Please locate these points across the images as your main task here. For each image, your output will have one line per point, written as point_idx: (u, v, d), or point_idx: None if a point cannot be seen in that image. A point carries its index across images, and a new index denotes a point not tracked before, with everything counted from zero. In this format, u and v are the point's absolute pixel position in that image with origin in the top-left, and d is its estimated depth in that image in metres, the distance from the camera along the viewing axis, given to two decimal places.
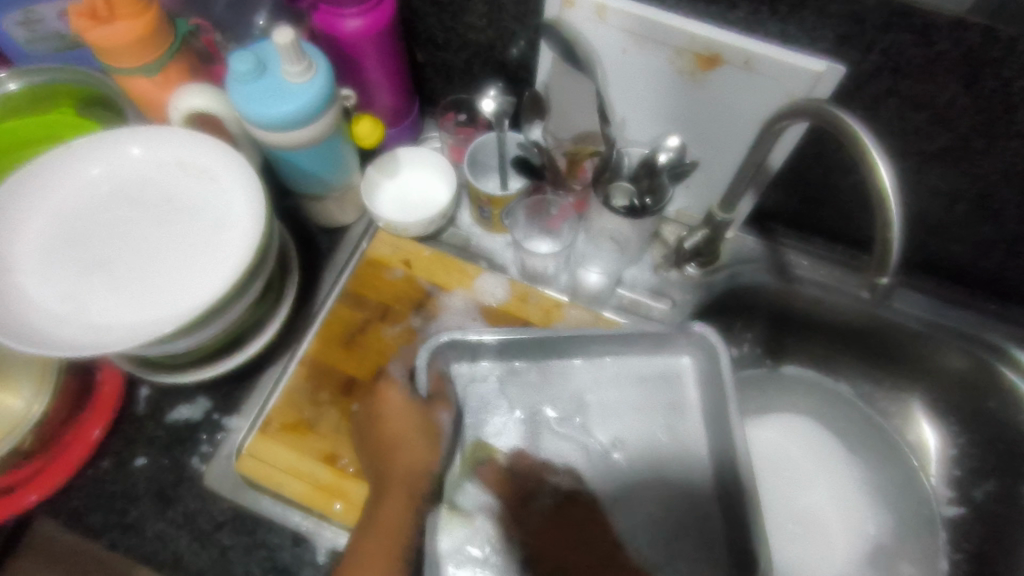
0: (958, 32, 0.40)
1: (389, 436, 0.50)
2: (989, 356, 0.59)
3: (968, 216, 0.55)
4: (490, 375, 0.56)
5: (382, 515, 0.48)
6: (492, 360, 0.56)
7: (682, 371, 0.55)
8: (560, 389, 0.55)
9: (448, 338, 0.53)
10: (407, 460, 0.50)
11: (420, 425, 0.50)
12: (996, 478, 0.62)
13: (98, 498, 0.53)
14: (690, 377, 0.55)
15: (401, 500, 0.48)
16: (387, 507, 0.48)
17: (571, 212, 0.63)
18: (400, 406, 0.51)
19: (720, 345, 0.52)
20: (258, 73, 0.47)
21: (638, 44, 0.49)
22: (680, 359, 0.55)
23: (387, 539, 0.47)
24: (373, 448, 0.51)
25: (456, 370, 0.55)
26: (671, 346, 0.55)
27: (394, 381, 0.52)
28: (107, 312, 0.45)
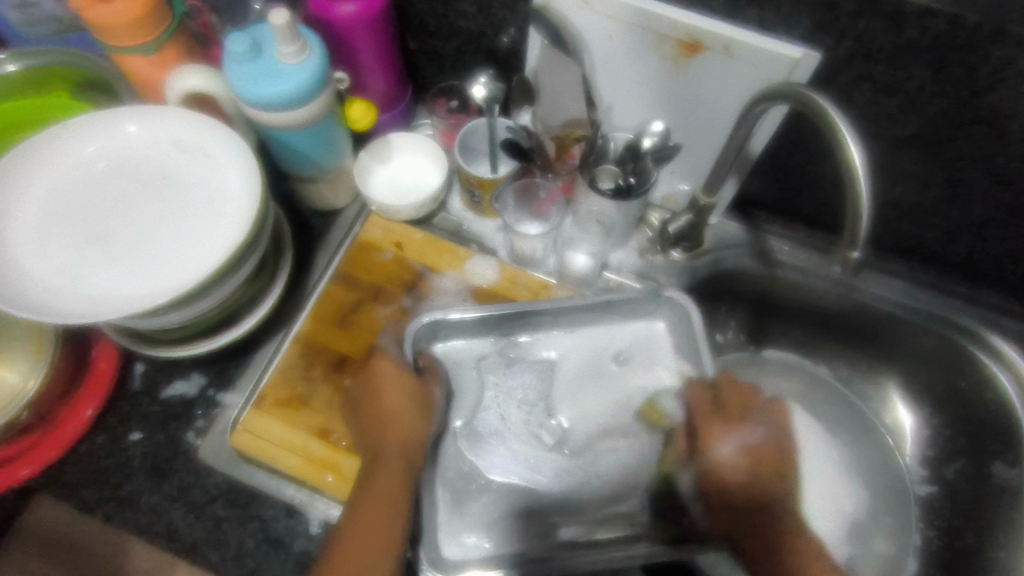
0: (926, 19, 0.42)
1: (385, 407, 0.51)
2: (960, 338, 0.62)
3: (937, 201, 0.57)
4: (473, 352, 0.59)
5: (378, 487, 0.48)
6: (482, 338, 0.59)
7: (657, 336, 0.60)
8: (543, 365, 0.59)
9: (429, 318, 0.56)
10: (401, 429, 0.50)
11: (419, 399, 0.53)
12: (965, 456, 0.65)
13: (92, 472, 0.54)
14: (664, 339, 0.59)
15: (398, 474, 0.49)
16: (382, 480, 0.48)
17: (559, 196, 0.64)
18: (395, 376, 0.52)
19: (688, 303, 0.56)
20: (254, 53, 0.49)
21: (623, 31, 0.51)
22: (652, 329, 0.60)
23: (382, 508, 0.47)
24: (363, 423, 0.51)
25: (440, 351, 0.58)
26: (644, 313, 0.59)
27: (388, 354, 0.53)
28: (103, 283, 0.46)
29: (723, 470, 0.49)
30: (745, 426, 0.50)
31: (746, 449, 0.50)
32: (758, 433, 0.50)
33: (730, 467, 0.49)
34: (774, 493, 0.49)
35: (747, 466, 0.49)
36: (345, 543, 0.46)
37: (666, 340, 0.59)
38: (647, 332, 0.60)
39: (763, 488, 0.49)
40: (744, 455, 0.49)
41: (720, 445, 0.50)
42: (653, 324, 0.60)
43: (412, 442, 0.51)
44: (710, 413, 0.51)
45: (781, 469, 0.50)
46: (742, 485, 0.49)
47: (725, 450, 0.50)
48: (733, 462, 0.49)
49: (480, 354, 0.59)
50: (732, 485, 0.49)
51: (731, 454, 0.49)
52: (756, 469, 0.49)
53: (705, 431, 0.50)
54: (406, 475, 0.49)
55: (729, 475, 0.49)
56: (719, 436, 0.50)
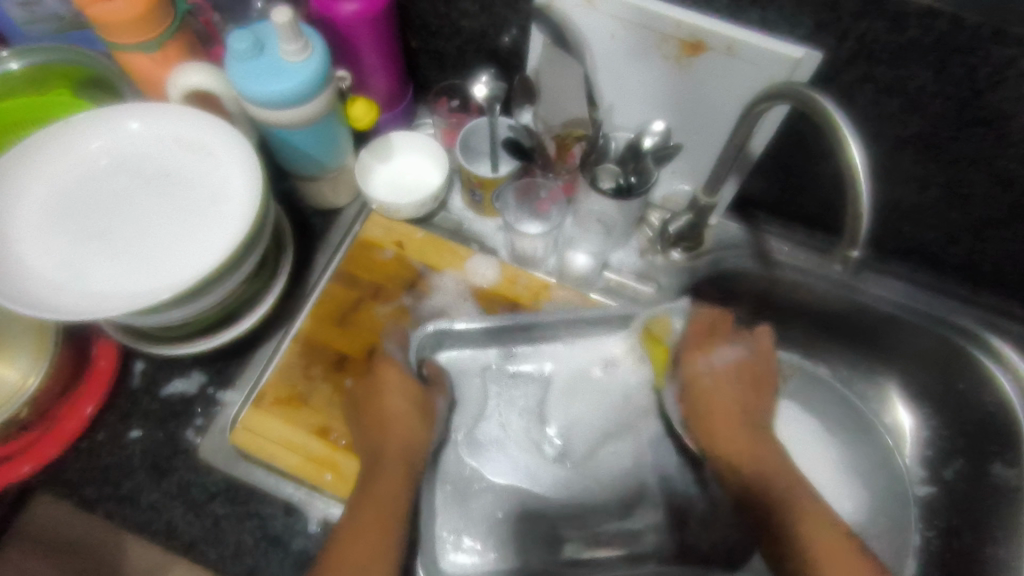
0: (927, 20, 0.42)
1: (382, 413, 0.51)
2: (957, 337, 0.62)
3: (937, 202, 0.57)
4: (475, 360, 0.59)
5: (376, 491, 0.48)
6: (485, 347, 0.59)
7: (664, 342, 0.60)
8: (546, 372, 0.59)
9: (433, 328, 0.56)
10: (403, 436, 0.51)
11: (420, 407, 0.53)
12: (964, 457, 0.65)
13: (92, 470, 0.54)
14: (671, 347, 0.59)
15: (397, 479, 0.49)
16: (381, 485, 0.48)
17: (559, 196, 0.64)
18: (399, 385, 0.53)
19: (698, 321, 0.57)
20: (257, 51, 0.49)
21: (625, 30, 0.51)
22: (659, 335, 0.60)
23: (382, 513, 0.47)
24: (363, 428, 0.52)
25: (446, 359, 0.59)
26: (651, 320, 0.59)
27: (394, 360, 0.54)
28: (105, 280, 0.46)
29: (702, 381, 0.57)
30: (724, 347, 0.58)
31: (728, 364, 0.58)
32: (735, 354, 0.58)
33: (712, 378, 0.57)
34: (748, 404, 0.57)
35: (726, 378, 0.57)
36: (340, 550, 0.46)
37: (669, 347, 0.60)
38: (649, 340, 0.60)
39: (738, 398, 0.57)
40: (725, 369, 0.57)
41: (705, 360, 0.57)
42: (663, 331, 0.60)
43: (414, 449, 0.51)
44: (702, 334, 0.58)
45: (750, 384, 0.58)
46: (720, 395, 0.56)
47: (714, 362, 0.57)
48: (716, 374, 0.57)
49: (484, 363, 0.59)
50: (710, 395, 0.56)
51: (714, 367, 0.57)
52: (734, 382, 0.57)
53: (698, 346, 0.58)
54: (407, 479, 0.50)
55: (709, 385, 0.57)
56: (706, 352, 0.57)
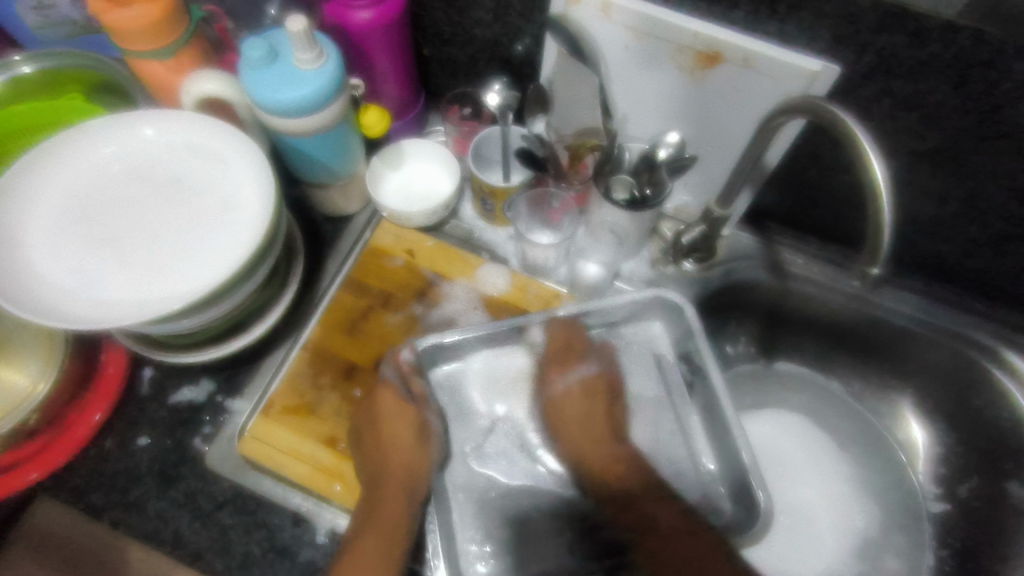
0: (949, 34, 0.42)
1: (388, 433, 0.53)
2: (973, 353, 0.61)
3: (955, 216, 0.56)
4: (477, 368, 0.59)
5: (383, 509, 0.50)
6: (482, 354, 0.59)
7: (655, 334, 0.60)
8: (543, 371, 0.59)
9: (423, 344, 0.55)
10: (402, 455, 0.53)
11: (416, 425, 0.54)
12: (979, 474, 0.64)
13: (100, 477, 0.54)
14: (663, 338, 0.60)
15: (401, 495, 0.51)
16: (387, 501, 0.50)
17: (572, 207, 0.63)
18: (394, 404, 0.53)
19: (682, 300, 0.56)
20: (270, 59, 0.48)
21: (639, 41, 0.51)
22: (650, 330, 0.60)
23: (388, 532, 0.49)
24: (365, 449, 0.52)
25: (436, 377, 0.58)
26: (644, 315, 0.60)
27: (389, 383, 0.54)
28: (116, 287, 0.46)
29: (558, 401, 0.58)
30: (584, 363, 0.58)
31: (581, 383, 0.58)
32: (595, 367, 0.58)
33: (568, 399, 0.58)
34: (604, 420, 0.57)
35: (578, 398, 0.58)
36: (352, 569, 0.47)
37: (663, 340, 0.60)
38: (645, 336, 0.60)
39: (592, 415, 0.57)
40: (578, 388, 0.58)
41: (561, 380, 0.58)
42: (651, 325, 0.60)
43: (415, 468, 0.53)
44: (563, 352, 0.57)
45: (607, 398, 0.58)
46: (576, 417, 0.57)
47: (565, 383, 0.58)
48: (568, 396, 0.58)
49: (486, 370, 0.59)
50: (567, 417, 0.57)
51: (568, 387, 0.58)
52: (586, 400, 0.57)
53: (553, 365, 0.57)
54: (407, 501, 0.51)
55: (567, 407, 0.58)
56: (564, 371, 0.57)
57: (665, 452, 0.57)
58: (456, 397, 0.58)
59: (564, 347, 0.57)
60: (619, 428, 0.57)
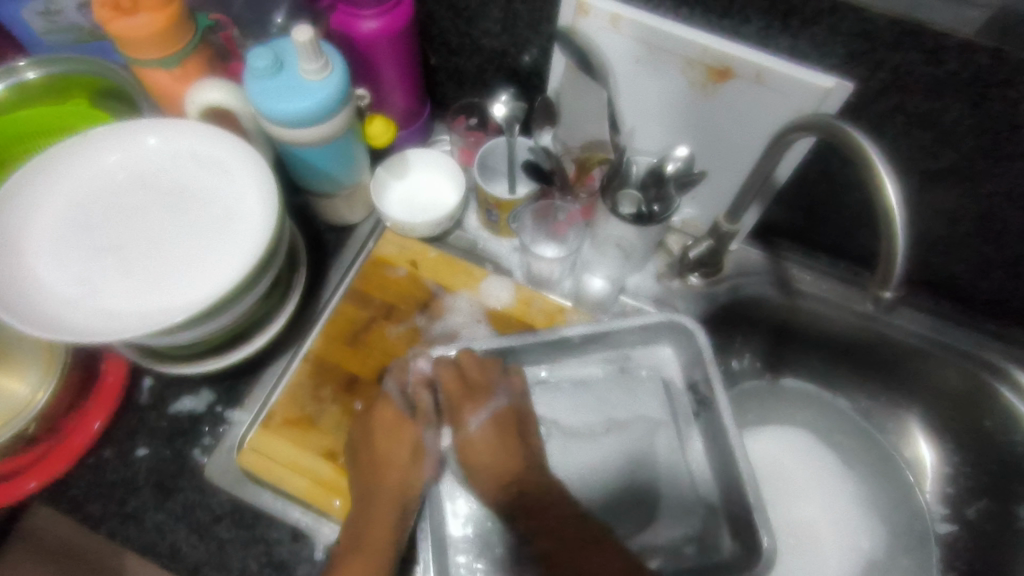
0: (966, 53, 0.41)
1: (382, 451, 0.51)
2: (985, 374, 0.60)
3: (969, 235, 0.56)
4: None
5: (371, 527, 0.48)
6: None
7: (663, 360, 0.59)
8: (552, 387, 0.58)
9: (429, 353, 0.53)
10: (396, 475, 0.51)
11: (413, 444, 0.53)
12: (990, 496, 0.63)
13: (97, 487, 0.53)
14: (670, 364, 0.59)
15: (391, 512, 0.49)
16: (376, 518, 0.49)
17: (577, 219, 0.62)
18: (392, 420, 0.52)
19: (695, 325, 0.55)
20: (276, 70, 0.48)
21: (649, 54, 0.50)
22: (659, 354, 0.59)
23: (374, 555, 0.47)
24: (360, 466, 0.51)
25: None
26: (654, 338, 0.59)
27: (389, 397, 0.53)
28: (118, 298, 0.45)
29: (468, 445, 0.53)
30: (494, 398, 0.53)
31: (491, 419, 0.53)
32: (507, 402, 0.54)
33: (478, 441, 0.53)
34: (514, 458, 0.51)
35: (490, 437, 0.53)
36: None
37: (673, 364, 0.59)
38: (656, 360, 0.59)
39: (500, 456, 0.52)
40: (488, 427, 0.53)
41: (472, 419, 0.53)
42: (660, 349, 0.59)
43: (407, 490, 0.51)
44: (463, 389, 0.53)
45: (519, 434, 0.53)
46: (488, 454, 0.52)
47: (475, 424, 0.53)
48: (480, 434, 0.53)
49: None
50: (480, 458, 0.52)
51: (479, 426, 0.53)
52: (495, 440, 0.53)
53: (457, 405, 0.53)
54: (396, 523, 0.49)
55: (479, 449, 0.53)
56: (469, 412, 0.53)
57: (668, 468, 0.54)
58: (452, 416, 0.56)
59: (460, 382, 0.52)
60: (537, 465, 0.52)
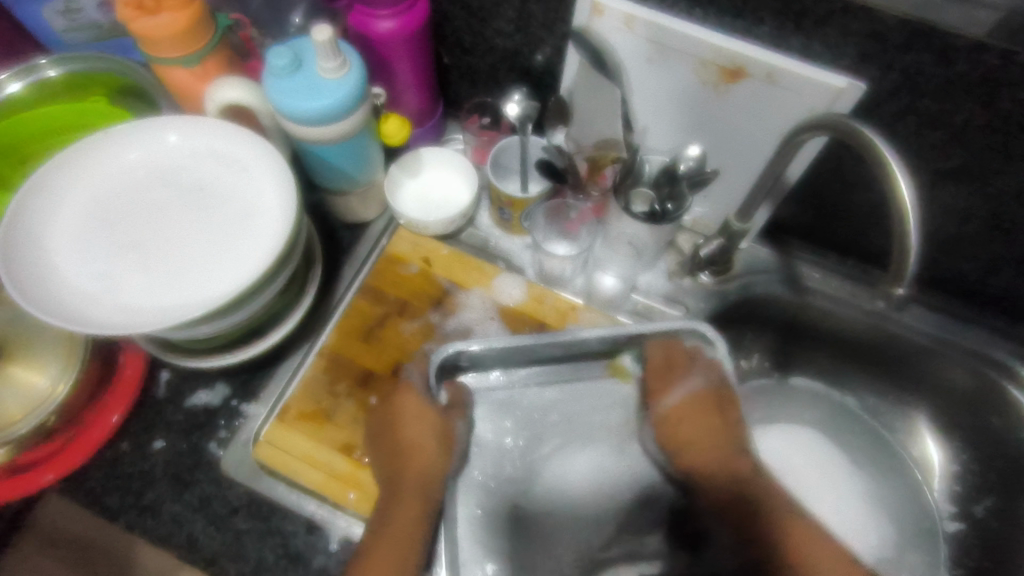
0: (977, 53, 0.41)
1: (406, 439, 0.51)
2: (994, 373, 0.60)
3: (979, 234, 0.56)
4: (485, 385, 0.57)
5: (397, 517, 0.49)
6: (489, 369, 0.57)
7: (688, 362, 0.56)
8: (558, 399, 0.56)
9: (453, 349, 0.53)
10: (420, 464, 0.51)
11: (440, 430, 0.52)
12: (996, 494, 0.63)
13: (115, 478, 0.54)
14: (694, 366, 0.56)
15: (414, 506, 0.50)
16: (401, 510, 0.49)
17: (589, 216, 0.63)
18: (416, 410, 0.52)
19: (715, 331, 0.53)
20: (294, 68, 0.49)
21: (662, 54, 0.51)
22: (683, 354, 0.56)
23: (397, 548, 0.48)
24: (387, 453, 0.52)
25: (468, 379, 0.56)
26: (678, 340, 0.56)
27: (411, 386, 0.53)
28: (138, 293, 0.46)
29: (672, 414, 0.58)
30: (688, 378, 0.56)
31: (689, 396, 0.58)
32: (704, 383, 0.57)
33: (679, 413, 0.58)
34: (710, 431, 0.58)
35: (690, 409, 0.58)
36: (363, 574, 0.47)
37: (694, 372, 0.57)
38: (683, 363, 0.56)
39: (707, 429, 0.58)
40: (691, 401, 0.58)
41: (672, 393, 0.57)
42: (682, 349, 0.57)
43: (430, 479, 0.52)
44: (663, 373, 0.56)
45: (716, 414, 0.57)
46: (690, 426, 0.58)
47: (673, 399, 0.57)
48: (678, 405, 0.58)
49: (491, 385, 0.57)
50: (678, 427, 0.58)
51: (678, 401, 0.58)
52: (703, 413, 0.58)
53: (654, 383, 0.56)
54: (422, 517, 0.50)
55: (676, 419, 0.58)
56: (666, 390, 0.57)
57: None
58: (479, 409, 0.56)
59: (665, 367, 0.55)
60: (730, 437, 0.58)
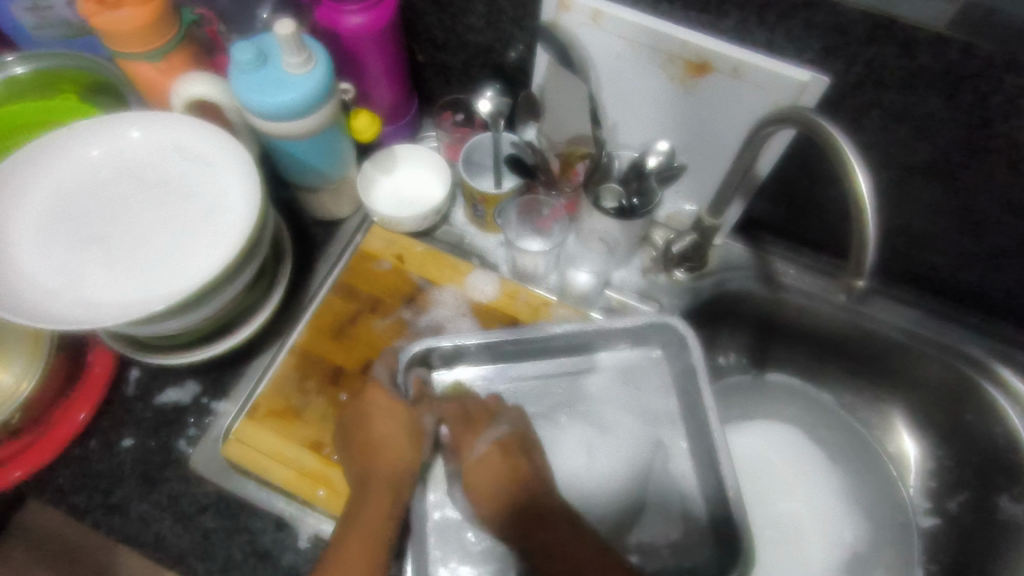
0: (938, 46, 0.41)
1: (375, 436, 0.50)
2: (969, 369, 0.60)
3: (947, 229, 0.56)
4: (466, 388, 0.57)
5: (365, 515, 0.47)
6: (467, 371, 0.58)
7: (653, 362, 0.58)
8: (527, 390, 0.57)
9: (421, 347, 0.54)
10: (391, 457, 0.50)
11: (407, 425, 0.51)
12: (970, 490, 0.63)
13: (83, 477, 0.53)
14: (661, 367, 0.58)
15: (386, 500, 0.48)
16: (370, 507, 0.48)
17: (562, 213, 0.63)
18: (386, 403, 0.51)
19: (688, 332, 0.53)
20: (259, 63, 0.48)
21: (630, 49, 0.51)
22: (652, 356, 0.58)
23: (366, 542, 0.46)
24: (356, 451, 0.50)
25: (439, 378, 0.57)
26: (644, 342, 0.58)
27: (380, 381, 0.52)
28: (102, 289, 0.46)
29: (476, 466, 0.51)
30: (492, 424, 0.53)
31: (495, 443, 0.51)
32: (509, 427, 0.53)
33: (479, 466, 0.51)
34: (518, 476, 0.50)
35: (493, 460, 0.51)
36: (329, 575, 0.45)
37: (663, 369, 0.58)
38: (646, 363, 0.58)
39: (508, 473, 0.50)
40: (495, 448, 0.51)
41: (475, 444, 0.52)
42: (651, 351, 0.58)
43: (399, 475, 0.50)
44: (466, 424, 0.53)
45: (521, 459, 0.51)
46: (486, 476, 0.50)
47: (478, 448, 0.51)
48: (483, 457, 0.51)
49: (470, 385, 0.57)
50: (483, 482, 0.50)
51: (483, 450, 0.51)
52: (505, 460, 0.51)
53: (458, 436, 0.52)
54: (393, 507, 0.48)
55: (487, 472, 0.51)
56: (468, 441, 0.52)
57: (659, 475, 0.54)
58: None
59: (461, 413, 0.53)
60: (535, 475, 0.50)
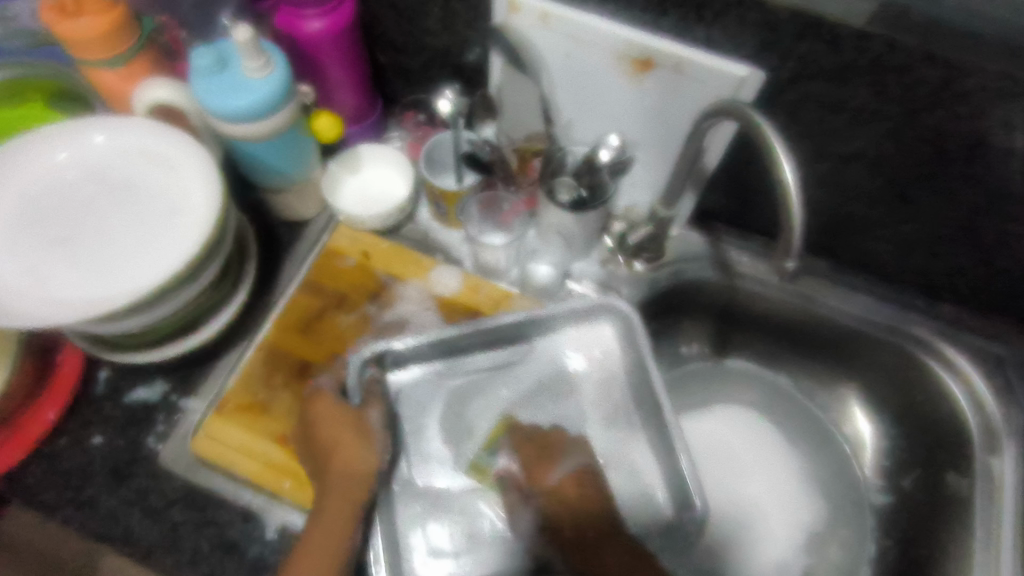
0: (861, 42, 0.44)
1: (326, 438, 0.50)
2: (915, 349, 0.63)
3: (886, 214, 0.59)
4: (428, 380, 0.58)
5: (324, 519, 0.47)
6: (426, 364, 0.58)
7: (603, 336, 0.60)
8: (479, 379, 0.58)
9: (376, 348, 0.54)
10: (347, 455, 0.49)
11: (358, 429, 0.52)
12: (920, 468, 0.65)
13: (52, 475, 0.54)
14: (610, 341, 0.59)
15: (341, 508, 0.47)
16: (327, 515, 0.47)
17: (521, 209, 0.64)
18: (332, 410, 0.52)
19: (631, 310, 0.57)
20: (219, 68, 0.50)
21: (578, 48, 0.53)
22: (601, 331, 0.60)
23: (323, 553, 0.45)
24: (315, 450, 0.51)
25: (393, 380, 0.57)
26: (594, 316, 0.59)
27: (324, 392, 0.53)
28: (66, 287, 0.47)
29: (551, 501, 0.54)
30: (562, 461, 0.56)
31: (570, 477, 0.55)
32: (576, 465, 0.55)
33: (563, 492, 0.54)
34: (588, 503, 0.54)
35: (572, 491, 0.54)
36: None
37: (613, 343, 0.59)
38: (598, 338, 0.60)
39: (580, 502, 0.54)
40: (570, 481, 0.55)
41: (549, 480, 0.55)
42: (601, 327, 0.60)
43: (358, 482, 0.49)
44: (536, 459, 0.56)
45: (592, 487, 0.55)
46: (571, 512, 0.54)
47: (555, 478, 0.55)
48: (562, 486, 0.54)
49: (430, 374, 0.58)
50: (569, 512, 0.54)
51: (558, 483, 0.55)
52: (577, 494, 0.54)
53: (531, 470, 0.55)
54: (351, 514, 0.47)
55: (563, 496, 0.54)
56: (544, 473, 0.55)
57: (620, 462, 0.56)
58: (419, 403, 0.57)
59: (535, 448, 0.56)
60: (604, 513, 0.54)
